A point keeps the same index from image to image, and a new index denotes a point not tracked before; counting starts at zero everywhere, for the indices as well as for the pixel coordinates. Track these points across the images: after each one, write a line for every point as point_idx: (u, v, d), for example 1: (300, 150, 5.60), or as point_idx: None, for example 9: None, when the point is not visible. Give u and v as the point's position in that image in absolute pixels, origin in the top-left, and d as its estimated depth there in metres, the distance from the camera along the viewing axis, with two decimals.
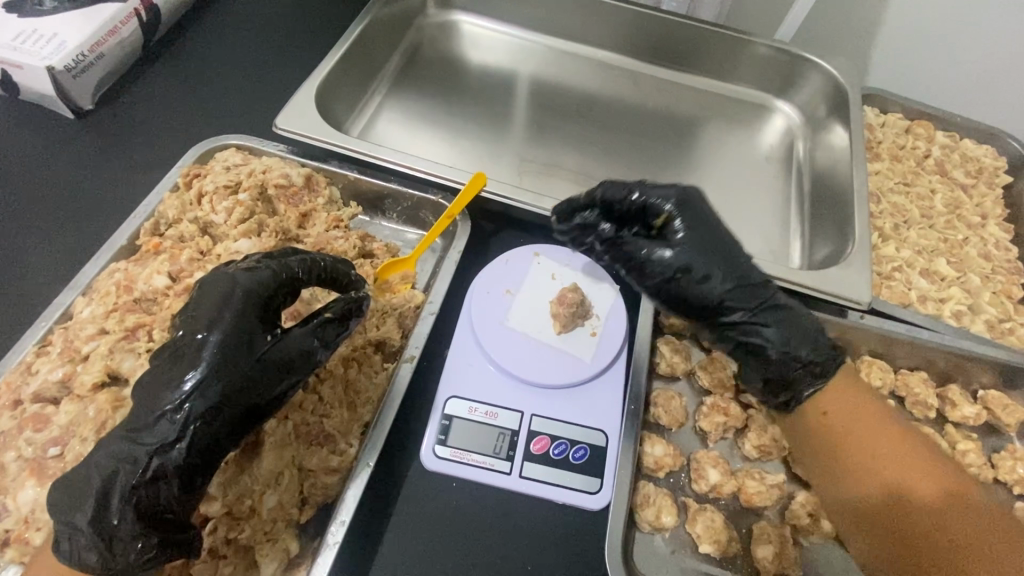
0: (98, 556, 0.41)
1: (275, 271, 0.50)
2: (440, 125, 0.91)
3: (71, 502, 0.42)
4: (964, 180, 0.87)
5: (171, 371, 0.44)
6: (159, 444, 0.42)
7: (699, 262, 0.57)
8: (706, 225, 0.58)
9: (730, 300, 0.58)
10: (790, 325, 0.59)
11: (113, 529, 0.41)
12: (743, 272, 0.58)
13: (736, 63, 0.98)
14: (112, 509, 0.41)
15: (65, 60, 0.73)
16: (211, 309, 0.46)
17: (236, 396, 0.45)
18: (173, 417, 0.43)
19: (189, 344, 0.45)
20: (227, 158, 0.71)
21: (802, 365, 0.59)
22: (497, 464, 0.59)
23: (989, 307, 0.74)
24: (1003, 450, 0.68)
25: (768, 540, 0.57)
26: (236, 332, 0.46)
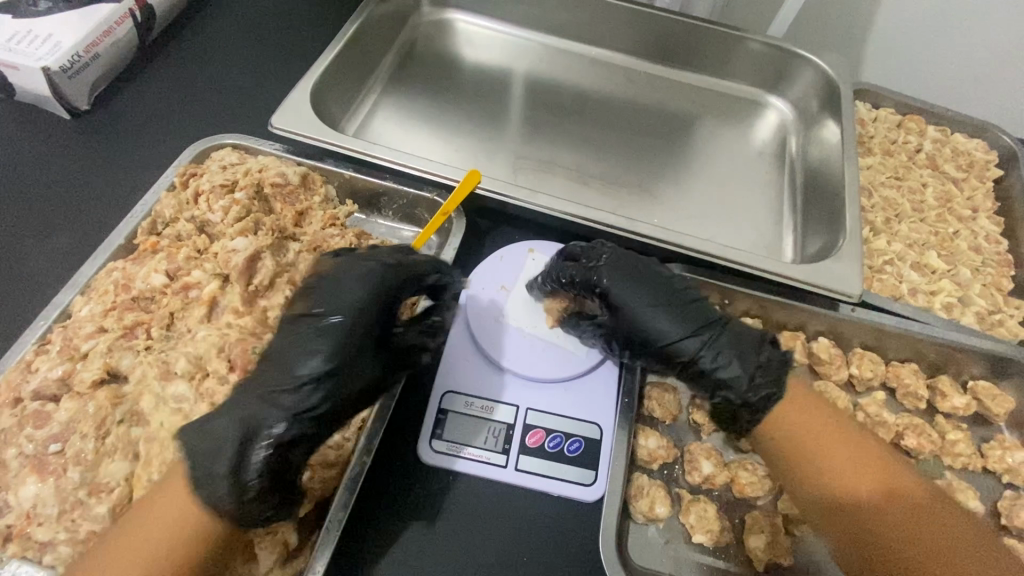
0: (234, 503, 0.45)
1: (409, 268, 0.58)
2: (435, 123, 0.91)
3: (207, 452, 0.46)
4: (955, 174, 0.88)
5: (309, 342, 0.52)
6: (292, 408, 0.49)
7: (637, 331, 0.61)
8: (638, 285, 0.62)
9: (669, 353, 0.61)
10: (735, 363, 0.59)
11: (247, 485, 0.46)
12: (676, 325, 0.61)
13: (729, 58, 0.98)
14: (251, 464, 0.46)
15: (61, 60, 0.73)
16: (348, 296, 0.54)
17: (361, 381, 0.52)
18: (310, 388, 0.50)
19: (327, 322, 0.53)
20: (223, 157, 0.71)
21: (743, 407, 0.58)
22: (492, 457, 0.60)
23: (979, 299, 0.74)
24: (993, 439, 0.68)
25: (760, 530, 0.58)
26: (368, 318, 0.54)
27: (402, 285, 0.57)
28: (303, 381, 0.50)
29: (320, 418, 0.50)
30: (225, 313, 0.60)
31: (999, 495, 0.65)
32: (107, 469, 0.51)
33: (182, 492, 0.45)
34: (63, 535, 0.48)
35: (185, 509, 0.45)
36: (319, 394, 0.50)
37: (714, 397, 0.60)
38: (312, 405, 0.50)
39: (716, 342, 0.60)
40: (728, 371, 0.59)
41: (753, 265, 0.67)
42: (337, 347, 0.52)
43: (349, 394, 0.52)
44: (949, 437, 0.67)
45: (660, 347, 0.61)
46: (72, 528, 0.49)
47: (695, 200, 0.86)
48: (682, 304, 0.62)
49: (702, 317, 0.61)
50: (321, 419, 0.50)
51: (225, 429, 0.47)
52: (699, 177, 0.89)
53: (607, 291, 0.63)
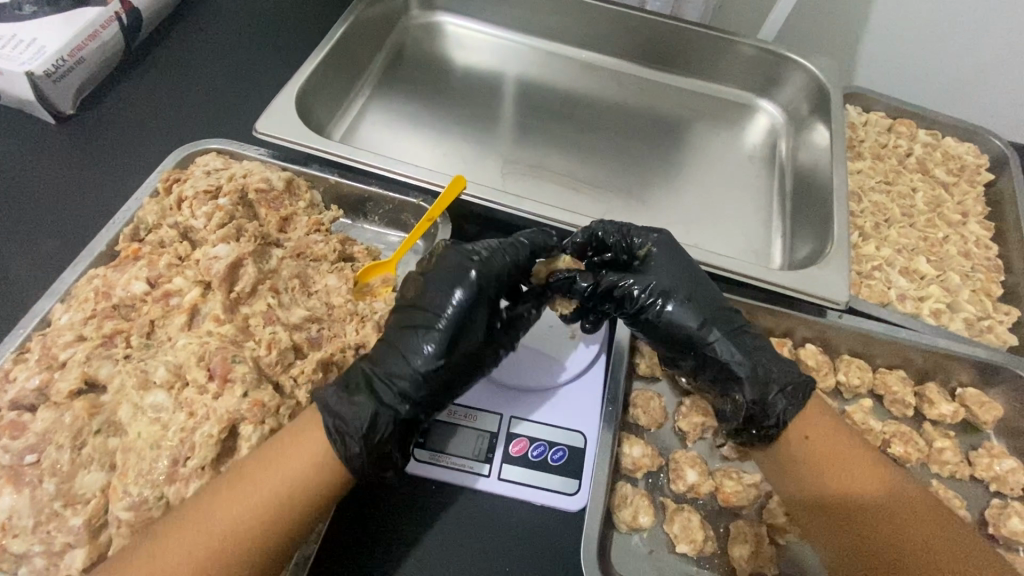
0: (363, 463, 0.51)
1: (504, 257, 0.59)
2: (424, 127, 0.91)
3: (344, 416, 0.51)
4: (946, 178, 0.87)
5: (428, 323, 0.56)
6: (409, 386, 0.54)
7: (676, 290, 0.59)
8: (685, 259, 0.62)
9: (708, 323, 0.58)
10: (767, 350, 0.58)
11: (379, 449, 0.52)
12: (716, 300, 0.60)
13: (720, 61, 0.98)
14: (379, 430, 0.52)
15: (45, 65, 0.73)
16: (456, 285, 0.57)
17: (471, 361, 0.56)
18: (424, 372, 0.54)
19: (440, 309, 0.56)
20: (207, 163, 0.71)
21: (779, 392, 0.57)
22: (475, 466, 0.59)
23: (968, 305, 0.74)
24: (981, 447, 0.68)
25: (744, 539, 0.57)
26: (474, 307, 0.56)
27: (507, 272, 0.59)
28: (418, 365, 0.54)
29: (436, 393, 0.55)
30: (206, 321, 0.59)
31: (986, 504, 0.65)
32: (84, 480, 0.50)
33: (318, 436, 0.51)
34: (39, 546, 0.48)
35: (319, 451, 0.50)
36: (430, 377, 0.54)
37: (748, 378, 0.57)
38: (429, 383, 0.54)
39: (749, 328, 0.60)
40: (763, 354, 0.58)
41: (742, 273, 0.67)
42: (445, 338, 0.55)
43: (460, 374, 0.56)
44: (936, 444, 0.66)
45: (697, 316, 0.59)
46: (48, 539, 0.48)
47: (685, 205, 0.86)
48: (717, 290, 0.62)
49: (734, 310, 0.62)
50: (433, 396, 0.55)
51: (356, 398, 0.52)
52: (689, 182, 0.89)
53: (656, 255, 0.62)
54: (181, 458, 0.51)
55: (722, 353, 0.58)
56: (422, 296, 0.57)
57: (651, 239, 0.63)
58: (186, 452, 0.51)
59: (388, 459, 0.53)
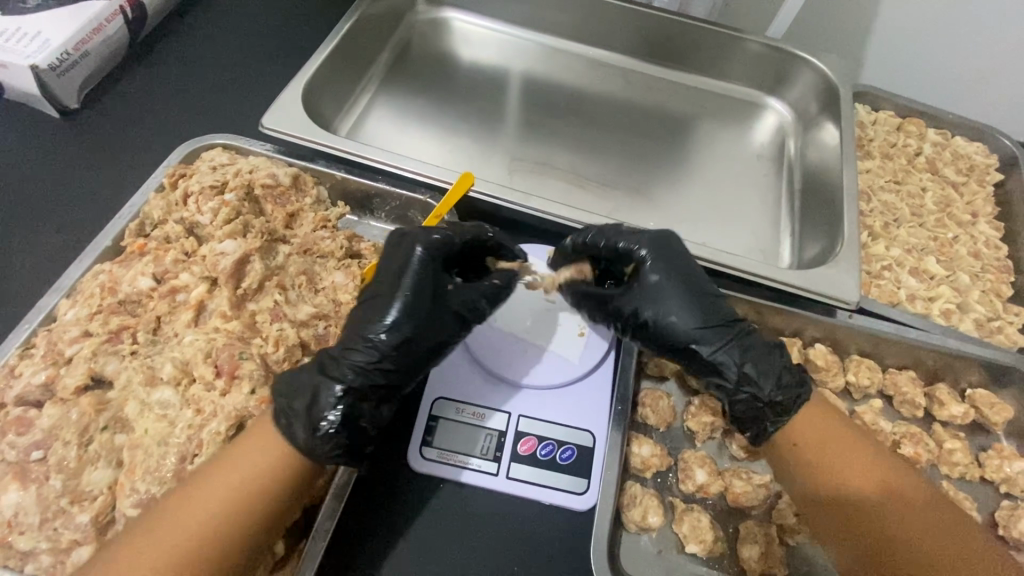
0: (304, 436, 0.50)
1: (456, 232, 0.62)
2: (430, 123, 0.90)
3: (289, 397, 0.52)
4: (955, 178, 0.87)
5: (390, 296, 0.57)
6: (365, 359, 0.53)
7: (663, 306, 0.59)
8: (679, 268, 0.61)
9: (698, 338, 0.58)
10: (760, 364, 0.57)
11: (321, 422, 0.50)
12: (709, 313, 0.59)
13: (728, 59, 0.97)
14: (321, 405, 0.51)
15: (50, 59, 0.72)
16: (403, 267, 0.58)
17: (434, 330, 0.57)
18: (375, 343, 0.54)
19: (398, 280, 0.58)
20: (213, 158, 0.70)
21: (766, 405, 0.57)
22: (483, 465, 0.59)
23: (978, 305, 0.74)
24: (991, 448, 0.67)
25: (754, 540, 0.57)
26: (430, 274, 0.58)
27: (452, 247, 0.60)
28: (375, 339, 0.55)
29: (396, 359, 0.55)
30: (213, 317, 0.59)
31: (997, 506, 0.64)
32: (91, 477, 0.50)
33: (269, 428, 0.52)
34: (45, 544, 0.48)
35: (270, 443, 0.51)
36: (384, 351, 0.54)
37: (735, 392, 0.57)
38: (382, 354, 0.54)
39: (747, 338, 0.58)
40: (759, 368, 0.57)
41: (753, 272, 0.67)
42: (401, 308, 0.56)
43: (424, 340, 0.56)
44: (946, 446, 0.66)
45: (685, 331, 0.58)
46: (54, 537, 0.48)
47: (692, 203, 0.85)
48: (715, 297, 0.60)
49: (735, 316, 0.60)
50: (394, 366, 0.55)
51: (305, 375, 0.53)
52: (695, 179, 0.88)
53: (647, 266, 0.61)
54: (189, 455, 0.51)
55: (712, 368, 0.58)
56: (380, 269, 0.60)
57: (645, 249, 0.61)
58: (194, 450, 0.51)
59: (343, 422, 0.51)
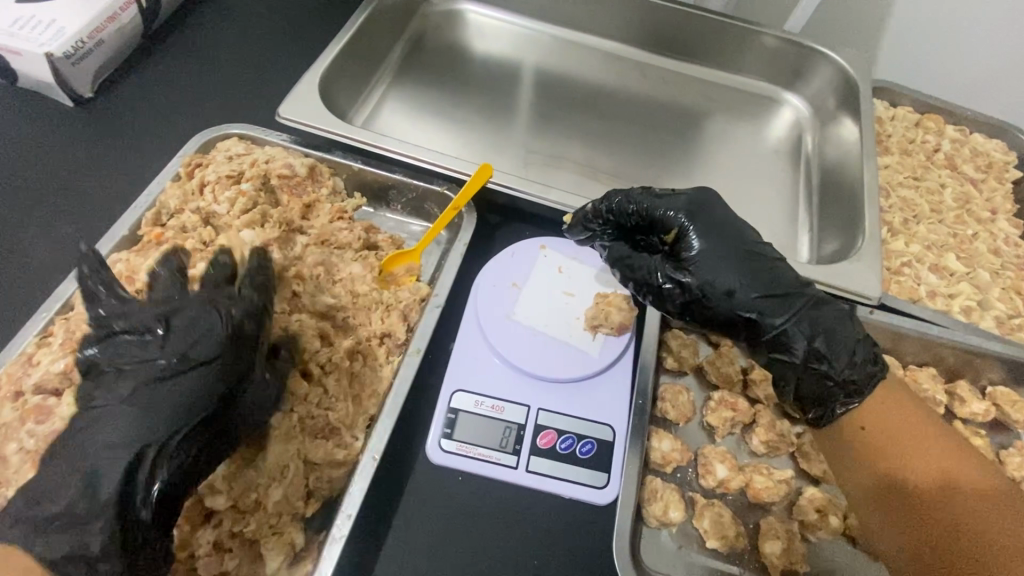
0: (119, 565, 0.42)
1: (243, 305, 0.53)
2: (445, 115, 0.89)
3: (74, 535, 0.42)
4: (974, 175, 0.86)
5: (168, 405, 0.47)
6: (155, 480, 0.45)
7: (721, 276, 0.55)
8: (725, 233, 0.57)
9: (760, 310, 0.54)
10: (829, 335, 0.55)
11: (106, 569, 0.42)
12: (766, 282, 0.55)
13: (745, 53, 0.97)
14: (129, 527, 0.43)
15: (64, 47, 0.72)
16: (190, 348, 0.49)
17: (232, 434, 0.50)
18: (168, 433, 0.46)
19: (177, 385, 0.47)
20: (229, 148, 0.70)
21: (838, 383, 0.55)
22: (503, 458, 0.58)
23: (998, 303, 0.74)
24: (1011, 446, 0.67)
25: (776, 536, 0.56)
26: (217, 370, 0.49)
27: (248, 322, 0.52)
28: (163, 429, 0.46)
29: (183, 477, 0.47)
30: None
31: None
32: None
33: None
34: None
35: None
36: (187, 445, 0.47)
37: (803, 369, 0.55)
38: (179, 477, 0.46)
39: (812, 308, 0.55)
40: (827, 342, 0.55)
41: None
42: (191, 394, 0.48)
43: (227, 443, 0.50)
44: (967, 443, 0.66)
45: (749, 302, 0.55)
46: None
47: None
48: (770, 263, 0.57)
49: (796, 283, 0.57)
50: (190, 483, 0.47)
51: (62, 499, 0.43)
52: (713, 174, 0.88)
53: (692, 234, 0.57)
54: None
55: (778, 344, 0.55)
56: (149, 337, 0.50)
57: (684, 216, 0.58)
58: None
59: (124, 557, 0.42)
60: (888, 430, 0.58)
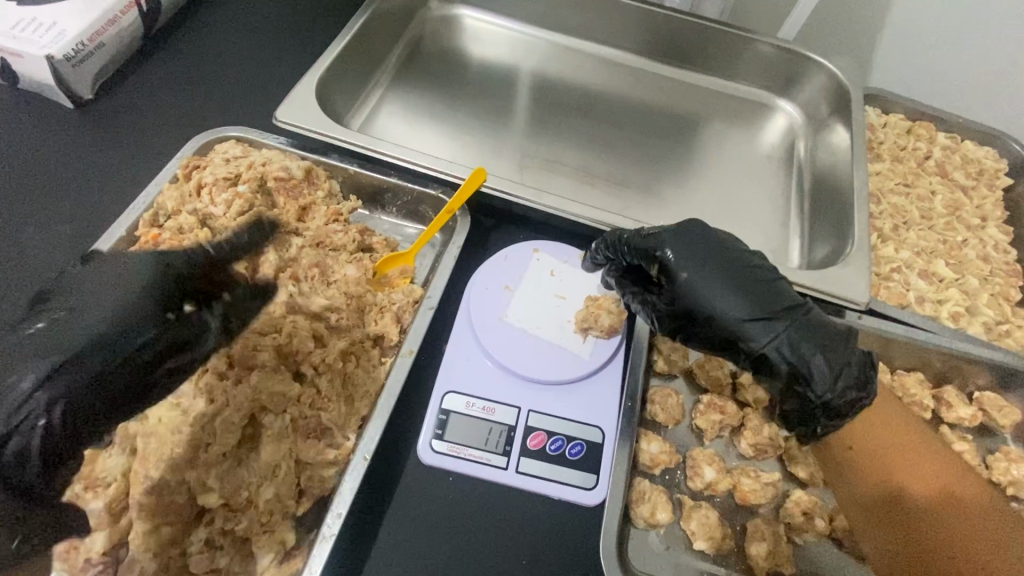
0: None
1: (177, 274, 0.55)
2: (441, 119, 0.90)
3: None
4: (965, 182, 0.87)
5: (43, 350, 0.47)
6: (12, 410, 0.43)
7: (702, 304, 0.57)
8: (709, 260, 0.58)
9: (742, 334, 0.56)
10: (811, 357, 0.54)
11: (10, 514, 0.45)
12: (750, 306, 0.56)
13: (740, 60, 0.98)
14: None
15: (66, 49, 0.73)
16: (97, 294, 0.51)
17: (123, 373, 0.47)
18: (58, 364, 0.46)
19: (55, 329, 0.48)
20: (227, 150, 0.71)
21: (817, 404, 0.55)
22: (493, 458, 0.59)
23: (986, 309, 0.74)
24: (998, 451, 0.68)
25: (762, 537, 0.57)
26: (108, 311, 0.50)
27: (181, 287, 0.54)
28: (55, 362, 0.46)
29: (70, 415, 0.45)
30: None
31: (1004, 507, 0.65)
32: (105, 464, 0.49)
33: None
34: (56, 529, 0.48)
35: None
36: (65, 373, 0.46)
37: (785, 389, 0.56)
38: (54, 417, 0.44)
39: (797, 330, 0.55)
40: (810, 363, 0.54)
41: None
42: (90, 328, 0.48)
43: (115, 380, 0.47)
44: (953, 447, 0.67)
45: (729, 329, 0.56)
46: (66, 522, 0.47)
47: (701, 201, 0.86)
48: (757, 286, 0.57)
49: (783, 304, 0.57)
50: (81, 423, 0.45)
51: None
52: (706, 179, 0.89)
53: (674, 265, 0.58)
54: (202, 443, 0.51)
55: (763, 366, 0.56)
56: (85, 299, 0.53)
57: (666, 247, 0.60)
58: (207, 438, 0.51)
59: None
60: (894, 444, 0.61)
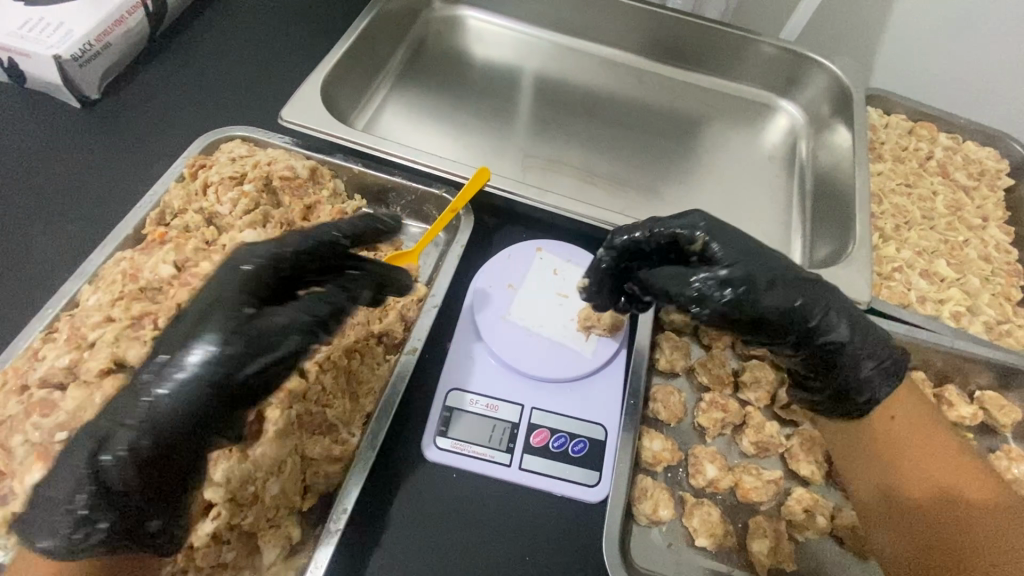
0: (103, 514, 0.38)
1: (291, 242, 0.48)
2: (445, 119, 0.91)
3: (64, 491, 0.38)
4: (966, 182, 0.88)
5: (152, 364, 0.41)
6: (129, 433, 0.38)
7: (759, 273, 0.51)
8: (739, 237, 0.54)
9: (802, 299, 0.51)
10: (861, 318, 0.52)
11: (98, 519, 0.38)
12: (797, 271, 0.52)
13: (741, 61, 0.98)
14: (108, 475, 0.38)
15: (73, 49, 0.73)
16: (216, 284, 0.45)
17: (207, 368, 0.40)
18: (164, 374, 0.40)
19: (174, 333, 0.42)
20: (232, 150, 0.71)
21: (879, 363, 0.52)
22: (496, 455, 0.59)
23: (987, 308, 0.75)
24: (998, 450, 0.68)
25: (764, 534, 0.57)
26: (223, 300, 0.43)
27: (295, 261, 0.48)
28: (167, 370, 0.40)
29: (151, 418, 0.39)
30: None
31: None
32: None
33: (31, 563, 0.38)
34: None
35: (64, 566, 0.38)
36: (183, 387, 0.39)
37: (847, 355, 0.52)
38: (144, 418, 0.38)
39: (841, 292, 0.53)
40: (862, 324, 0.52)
41: None
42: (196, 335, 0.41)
43: (198, 383, 0.40)
44: None
45: (791, 296, 0.50)
46: None
47: (704, 201, 0.86)
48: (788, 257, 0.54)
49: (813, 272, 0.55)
50: (164, 428, 0.39)
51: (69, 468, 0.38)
52: (708, 179, 0.89)
53: (710, 241, 0.53)
54: None
55: (825, 333, 0.51)
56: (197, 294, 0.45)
57: (696, 225, 0.54)
58: None
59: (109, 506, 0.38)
60: (903, 433, 0.56)
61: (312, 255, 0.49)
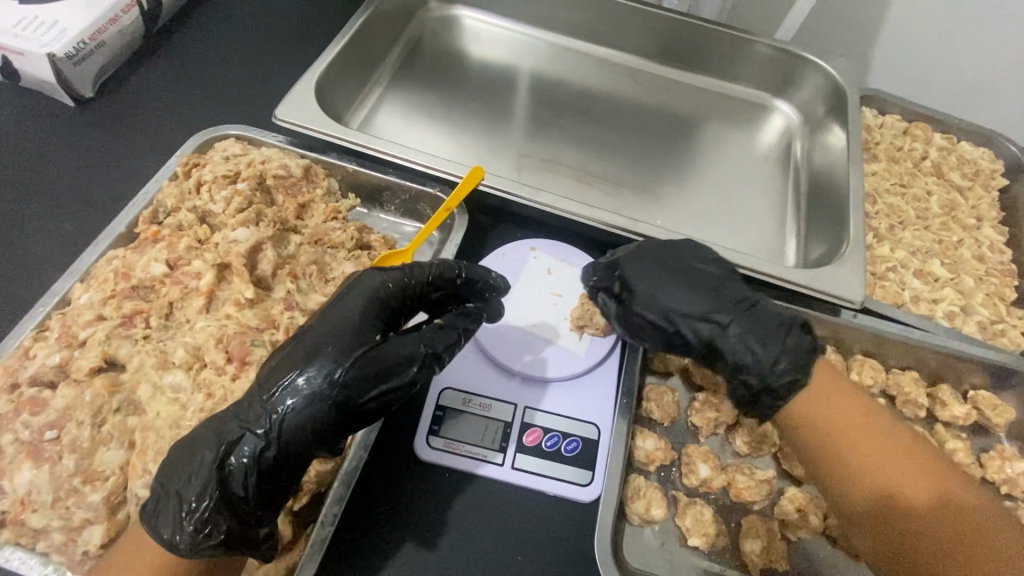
0: (222, 515, 0.43)
1: (416, 269, 0.53)
2: (440, 119, 0.91)
3: (184, 487, 0.43)
4: (961, 182, 0.88)
5: (271, 379, 0.47)
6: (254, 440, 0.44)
7: (659, 312, 0.60)
8: (659, 273, 0.61)
9: (695, 326, 0.59)
10: (753, 345, 0.58)
11: (218, 520, 0.43)
12: (699, 306, 0.59)
13: (736, 61, 0.98)
14: (230, 481, 0.44)
15: (66, 47, 0.73)
16: (340, 303, 0.50)
17: (329, 388, 0.46)
18: (288, 390, 0.45)
19: (299, 346, 0.48)
20: (226, 149, 0.71)
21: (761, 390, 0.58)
22: (489, 455, 0.59)
23: (980, 308, 0.75)
24: (991, 450, 0.69)
25: (756, 534, 0.57)
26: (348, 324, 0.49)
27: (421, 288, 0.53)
28: (296, 385, 0.46)
29: (278, 431, 0.45)
30: (226, 304, 0.59)
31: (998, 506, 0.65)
32: (103, 457, 0.51)
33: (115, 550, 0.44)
34: (57, 522, 0.49)
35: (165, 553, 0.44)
36: (315, 400, 0.45)
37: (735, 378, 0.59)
38: (270, 427, 0.45)
39: (738, 323, 0.58)
40: (749, 352, 0.58)
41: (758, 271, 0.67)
42: (324, 355, 0.47)
43: (325, 400, 0.45)
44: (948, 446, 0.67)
45: (686, 329, 0.59)
46: (66, 515, 0.49)
47: (698, 201, 0.86)
48: (707, 287, 0.60)
49: (732, 299, 0.60)
50: (286, 440, 0.45)
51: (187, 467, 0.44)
52: (703, 179, 0.89)
53: (627, 281, 0.61)
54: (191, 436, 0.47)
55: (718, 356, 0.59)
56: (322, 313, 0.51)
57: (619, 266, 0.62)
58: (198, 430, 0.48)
59: (226, 509, 0.43)
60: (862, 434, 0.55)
61: (432, 284, 0.54)
